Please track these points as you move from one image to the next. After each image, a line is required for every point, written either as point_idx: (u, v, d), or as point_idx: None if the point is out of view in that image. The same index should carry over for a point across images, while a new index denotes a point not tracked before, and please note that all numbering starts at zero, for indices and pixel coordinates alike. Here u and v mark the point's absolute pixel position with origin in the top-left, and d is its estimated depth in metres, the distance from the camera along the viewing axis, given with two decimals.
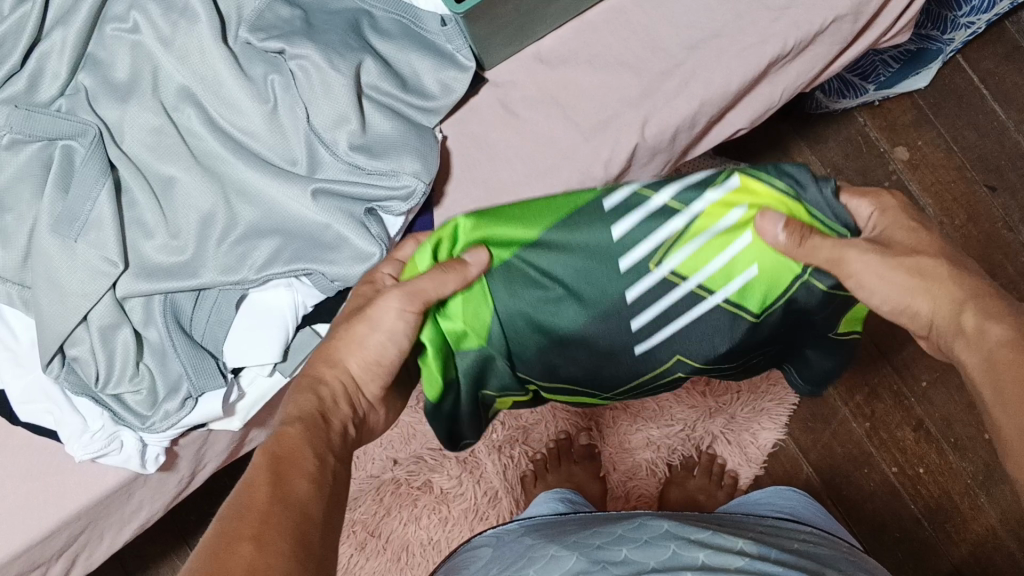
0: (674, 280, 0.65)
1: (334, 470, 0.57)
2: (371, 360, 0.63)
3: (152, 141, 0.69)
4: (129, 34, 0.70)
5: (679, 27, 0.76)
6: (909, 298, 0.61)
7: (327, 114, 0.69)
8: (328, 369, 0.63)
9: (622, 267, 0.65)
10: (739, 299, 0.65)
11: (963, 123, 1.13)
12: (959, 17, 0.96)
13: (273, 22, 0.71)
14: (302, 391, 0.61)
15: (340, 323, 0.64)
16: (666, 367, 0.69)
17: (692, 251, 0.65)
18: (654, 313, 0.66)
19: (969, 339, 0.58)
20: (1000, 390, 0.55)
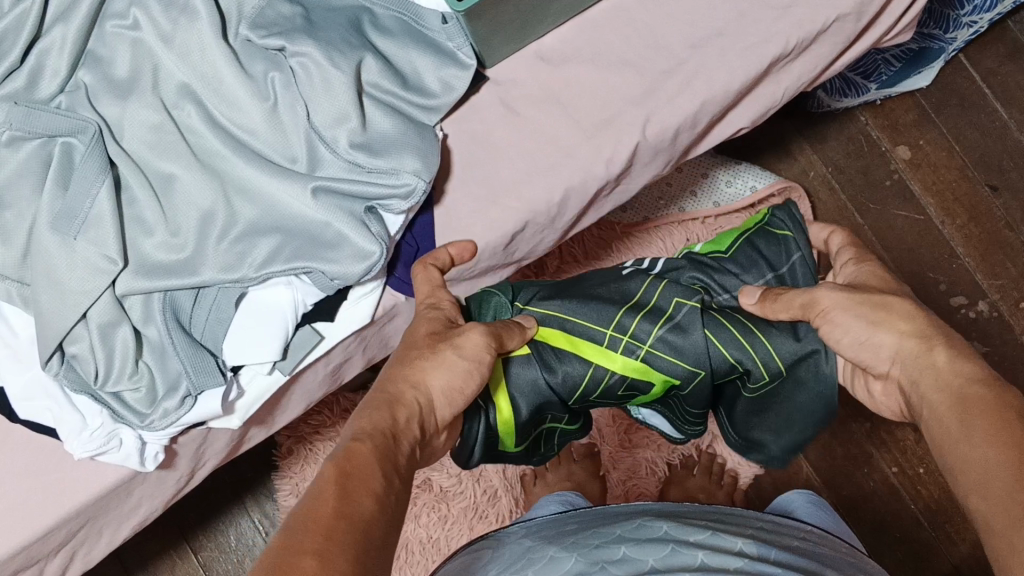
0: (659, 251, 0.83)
1: (399, 495, 0.53)
2: (455, 387, 0.60)
3: (152, 139, 0.69)
4: (129, 31, 0.70)
5: (681, 25, 0.76)
6: (877, 338, 0.61)
7: (328, 111, 0.69)
8: (409, 388, 0.58)
9: None
10: None
11: (965, 122, 1.13)
12: (962, 16, 0.96)
13: (273, 19, 0.70)
14: (376, 405, 0.56)
15: (416, 347, 0.61)
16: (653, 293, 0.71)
17: None
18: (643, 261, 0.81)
19: (933, 378, 0.57)
20: (957, 421, 0.54)
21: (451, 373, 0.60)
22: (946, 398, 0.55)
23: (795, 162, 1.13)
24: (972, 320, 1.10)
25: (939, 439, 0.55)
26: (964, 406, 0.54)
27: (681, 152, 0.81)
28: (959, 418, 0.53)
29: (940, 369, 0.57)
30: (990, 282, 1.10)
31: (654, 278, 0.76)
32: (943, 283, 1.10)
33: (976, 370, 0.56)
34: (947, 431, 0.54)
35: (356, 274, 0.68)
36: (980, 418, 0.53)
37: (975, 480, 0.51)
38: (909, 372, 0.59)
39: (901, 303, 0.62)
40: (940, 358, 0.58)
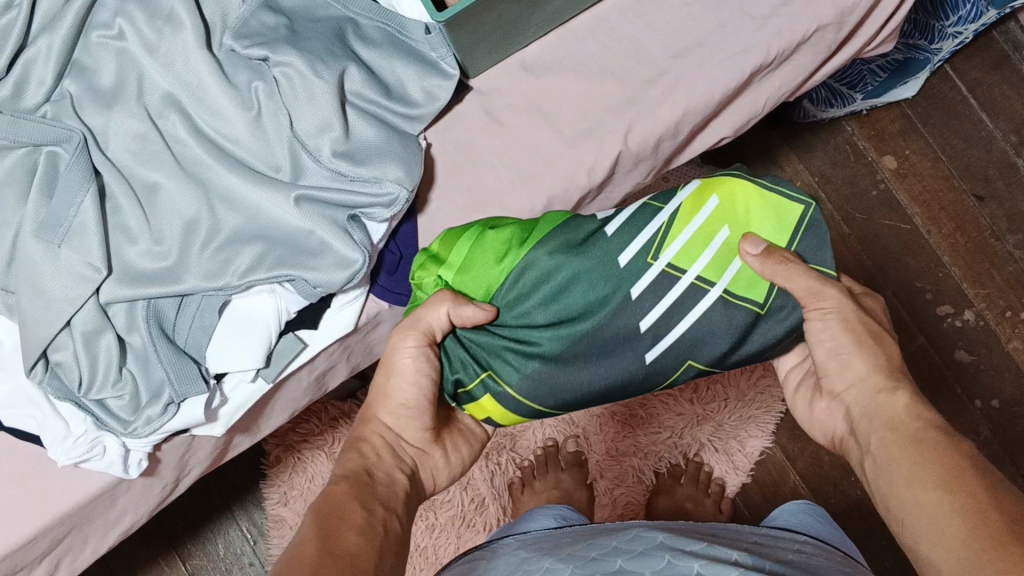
0: (687, 286, 0.63)
1: (388, 518, 0.55)
2: (400, 405, 0.63)
3: (137, 148, 0.70)
4: (115, 41, 0.70)
5: (663, 36, 0.76)
6: (850, 359, 0.60)
7: (311, 120, 0.70)
8: (367, 428, 0.63)
9: (621, 260, 0.63)
10: (738, 291, 0.63)
11: (951, 132, 1.13)
12: (947, 27, 0.97)
13: (257, 30, 0.71)
14: (345, 455, 0.61)
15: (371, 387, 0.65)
16: (676, 376, 0.65)
17: (682, 244, 0.63)
18: (668, 316, 0.63)
19: (890, 419, 0.56)
20: (908, 463, 0.53)
21: (392, 395, 0.64)
22: (899, 438, 0.55)
23: (782, 172, 1.14)
24: (958, 328, 1.10)
25: (887, 479, 0.54)
26: (919, 450, 0.53)
27: (662, 161, 0.81)
28: (912, 460, 0.53)
29: (901, 413, 0.56)
30: (977, 291, 1.11)
31: (686, 364, 0.64)
32: (930, 292, 1.11)
33: (932, 416, 0.55)
34: (898, 472, 0.53)
35: (339, 282, 0.69)
36: (933, 461, 0.52)
37: (929, 521, 0.50)
38: (871, 404, 0.58)
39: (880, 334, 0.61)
40: (901, 400, 0.56)
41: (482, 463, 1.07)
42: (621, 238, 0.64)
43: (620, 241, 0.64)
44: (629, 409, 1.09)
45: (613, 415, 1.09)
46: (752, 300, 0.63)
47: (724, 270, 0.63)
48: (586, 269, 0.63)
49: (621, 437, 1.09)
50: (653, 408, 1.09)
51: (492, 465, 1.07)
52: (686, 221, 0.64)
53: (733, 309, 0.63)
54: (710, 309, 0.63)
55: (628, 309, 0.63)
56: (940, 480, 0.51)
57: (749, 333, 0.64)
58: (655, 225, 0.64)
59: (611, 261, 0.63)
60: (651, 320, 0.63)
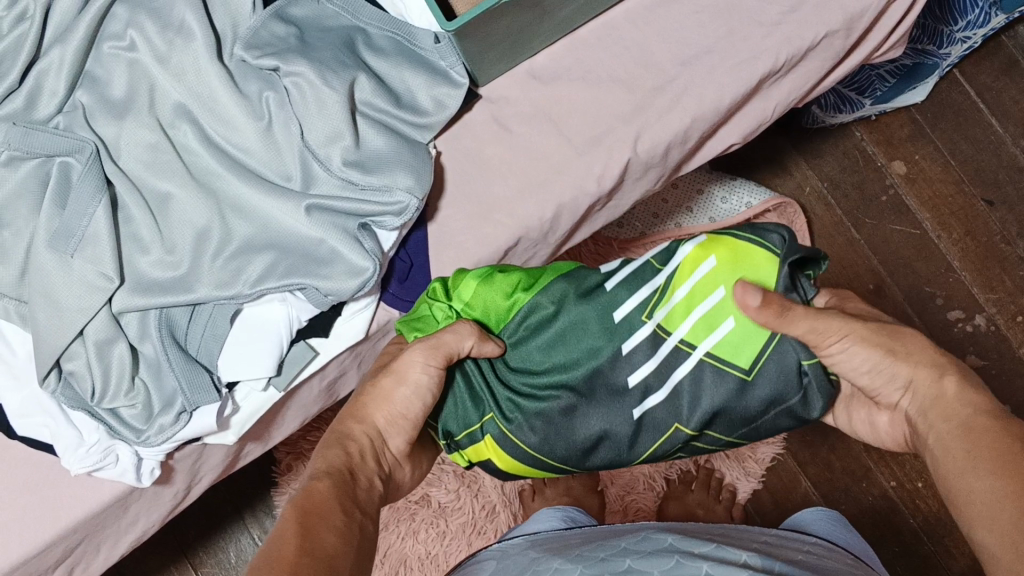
0: (672, 347, 0.64)
1: (362, 525, 0.56)
2: (396, 414, 0.63)
3: (149, 158, 0.70)
4: (127, 52, 0.70)
5: (672, 43, 0.77)
6: (891, 367, 0.58)
7: (321, 130, 0.70)
8: (355, 424, 0.62)
9: (615, 318, 0.66)
10: (725, 356, 0.63)
11: (960, 137, 1.13)
12: (955, 32, 0.97)
13: (268, 40, 0.71)
14: (327, 448, 0.61)
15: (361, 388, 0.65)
16: (661, 441, 0.65)
17: (677, 302, 0.65)
18: (659, 373, 0.64)
19: (937, 406, 0.56)
20: (965, 451, 0.52)
21: (393, 402, 0.63)
22: (953, 429, 0.54)
23: (790, 177, 1.14)
24: (969, 333, 1.10)
25: (940, 464, 0.54)
26: (968, 437, 0.53)
27: (671, 169, 0.82)
28: (967, 448, 0.52)
29: (952, 401, 0.55)
30: (988, 296, 1.10)
31: (672, 428, 0.65)
32: (940, 297, 1.10)
33: (986, 402, 0.54)
34: (954, 464, 0.53)
35: (349, 290, 0.69)
36: (988, 447, 0.51)
37: (983, 511, 0.50)
38: (918, 409, 0.57)
39: (908, 338, 0.59)
40: (948, 386, 0.56)
41: (492, 470, 1.07)
42: (618, 295, 0.66)
43: (620, 295, 0.66)
44: None
45: None
46: (735, 365, 0.63)
47: (713, 332, 0.64)
48: (581, 321, 0.66)
49: None
50: None
51: None
52: (685, 278, 0.65)
53: (717, 374, 0.63)
54: (696, 370, 0.64)
55: (618, 362, 0.65)
56: (993, 467, 0.50)
57: (741, 399, 0.63)
58: (653, 284, 0.66)
59: (608, 313, 0.66)
60: (638, 377, 0.65)
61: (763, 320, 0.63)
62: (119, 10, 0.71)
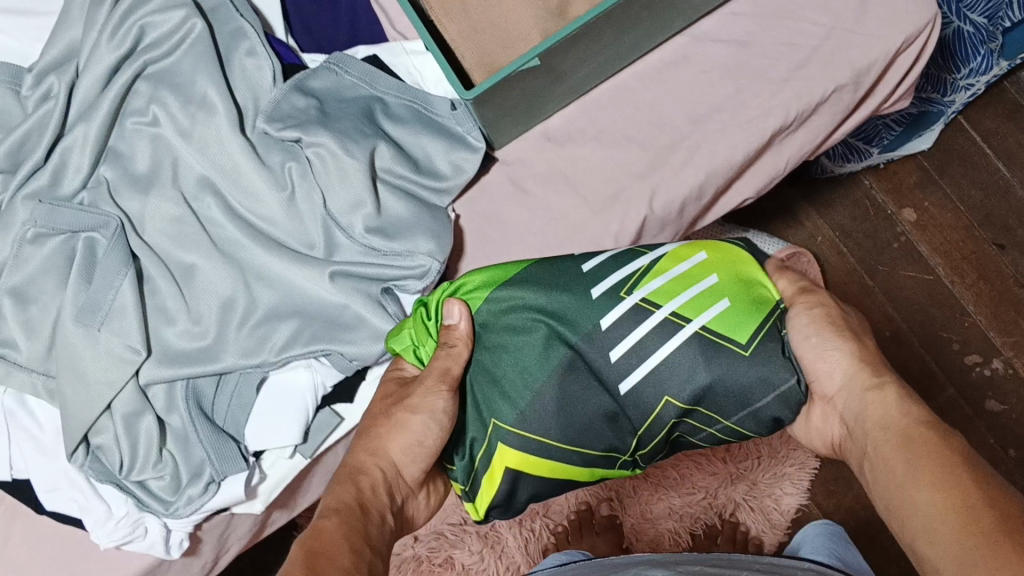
0: (659, 320, 0.64)
1: (371, 562, 0.56)
2: (412, 442, 0.64)
3: (174, 231, 0.71)
4: (149, 126, 0.73)
5: (683, 103, 0.78)
6: (836, 358, 0.64)
7: (343, 198, 0.71)
8: (369, 457, 0.63)
9: (594, 293, 0.66)
10: (716, 330, 0.64)
11: (968, 182, 1.12)
12: (958, 79, 1.02)
13: (289, 112, 0.73)
14: (341, 484, 0.61)
15: (371, 423, 0.66)
16: (655, 413, 0.64)
17: (659, 284, 0.66)
18: (640, 346, 0.64)
19: (880, 416, 0.59)
20: (903, 460, 0.55)
21: (408, 432, 0.64)
22: (891, 437, 0.57)
23: (802, 228, 1.14)
24: (987, 377, 1.09)
25: (881, 473, 0.57)
26: (908, 446, 0.56)
27: (686, 225, 0.82)
28: (905, 457, 0.55)
29: (892, 411, 0.58)
30: (1004, 339, 1.10)
31: (666, 400, 0.64)
32: (956, 341, 1.10)
33: (924, 413, 0.57)
34: (892, 472, 0.56)
35: (374, 354, 0.70)
36: (926, 457, 0.54)
37: (920, 519, 0.53)
38: (855, 406, 0.62)
39: (858, 332, 0.66)
40: (890, 396, 0.60)
41: (515, 530, 1.06)
42: (596, 275, 0.67)
43: (596, 276, 0.67)
44: (661, 470, 1.07)
45: (646, 478, 1.08)
46: (732, 340, 0.64)
47: (704, 309, 0.65)
48: (559, 297, 0.66)
49: (655, 499, 1.07)
50: (685, 469, 1.08)
51: (525, 531, 1.06)
52: (671, 266, 0.67)
53: (711, 349, 0.64)
54: (686, 345, 0.64)
55: (599, 339, 0.64)
56: (931, 477, 0.53)
57: (728, 377, 0.63)
58: (632, 268, 0.67)
59: (585, 294, 0.66)
60: (624, 347, 0.64)
61: (751, 304, 0.66)
62: (142, 87, 0.73)
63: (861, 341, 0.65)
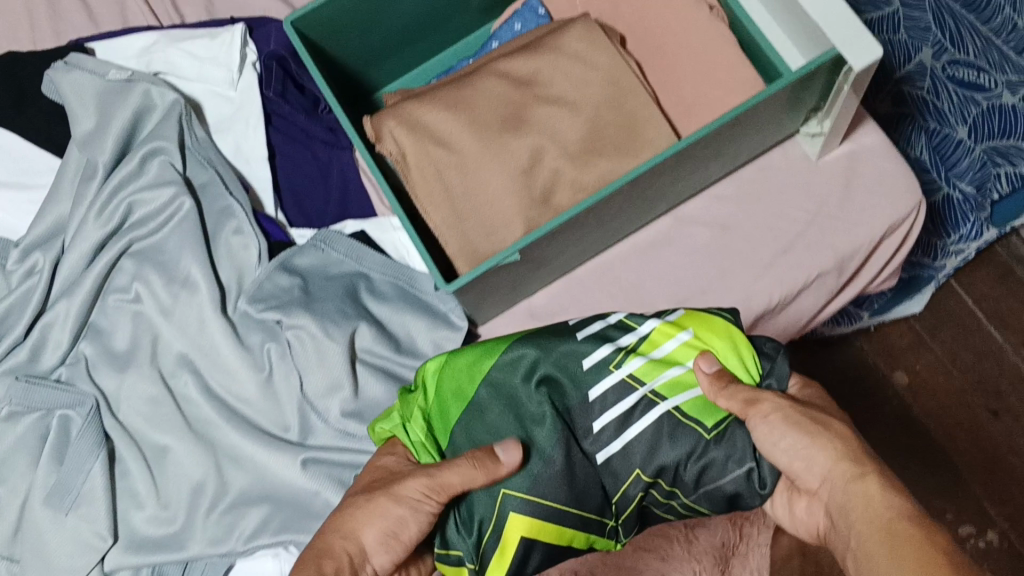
0: (641, 397, 0.59)
1: None
2: (387, 532, 0.59)
3: (149, 411, 0.71)
4: (131, 303, 0.73)
5: (666, 284, 0.78)
6: (810, 453, 0.55)
7: (321, 382, 0.70)
8: (339, 539, 0.59)
9: (585, 364, 0.60)
10: (693, 412, 0.58)
11: (960, 346, 1.10)
12: (950, 243, 0.99)
13: (272, 291, 0.72)
14: (304, 566, 0.58)
15: (355, 494, 0.61)
16: (624, 489, 0.58)
17: (650, 360, 0.60)
18: (620, 422, 0.58)
19: (863, 507, 0.52)
20: (886, 560, 0.49)
21: (384, 519, 0.59)
22: (873, 533, 0.50)
23: None
24: (982, 550, 1.05)
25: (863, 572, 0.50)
26: (893, 543, 0.49)
27: None
28: (889, 556, 0.48)
29: (874, 502, 0.51)
30: (999, 510, 1.06)
31: (641, 475, 0.58)
32: (951, 512, 1.07)
33: (909, 506, 0.50)
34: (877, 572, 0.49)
35: None
36: (912, 558, 0.48)
37: None
38: (838, 501, 0.54)
39: (834, 422, 0.56)
40: (873, 487, 0.52)
41: None
42: (590, 343, 0.61)
43: (588, 344, 0.61)
44: None
45: None
46: (699, 424, 0.58)
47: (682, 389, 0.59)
48: (546, 357, 0.60)
49: None
50: None
51: None
52: (661, 342, 0.61)
53: (681, 430, 0.58)
54: (656, 424, 0.58)
55: (586, 407, 0.59)
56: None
57: (688, 460, 0.57)
58: (621, 342, 0.61)
59: (574, 361, 0.60)
60: (609, 418, 0.58)
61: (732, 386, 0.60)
62: (127, 263, 0.74)
63: (839, 423, 0.57)
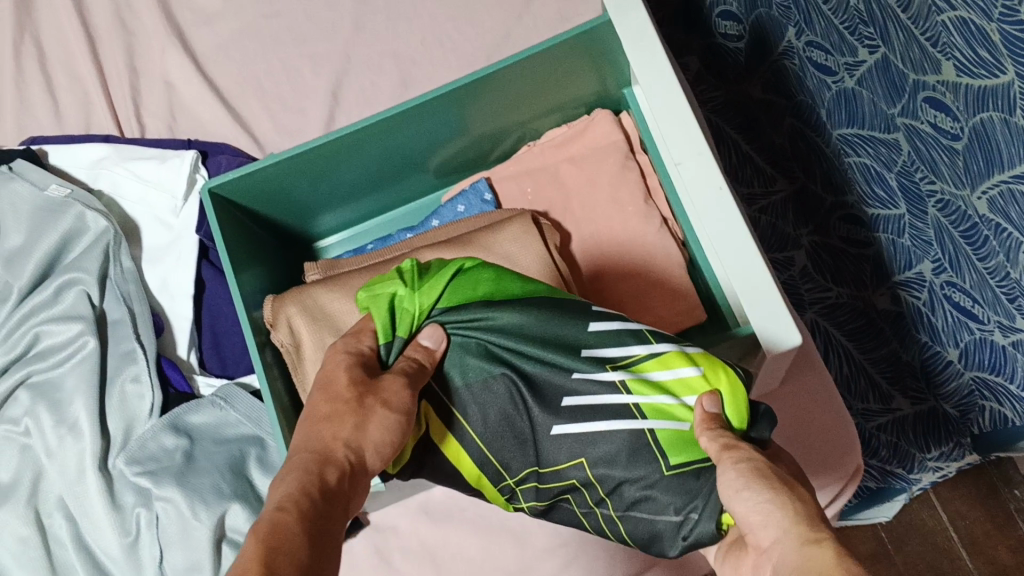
0: (623, 404, 0.51)
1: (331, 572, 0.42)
2: (384, 430, 0.48)
3: (17, 550, 0.69)
4: (20, 436, 0.72)
5: None
6: (767, 508, 0.44)
7: (180, 562, 0.68)
8: (335, 437, 0.47)
9: (583, 352, 0.52)
10: (666, 442, 0.50)
11: (925, 565, 1.04)
12: (926, 458, 0.99)
13: (153, 453, 0.71)
14: (297, 466, 0.46)
15: (337, 382, 0.50)
16: (563, 468, 0.52)
17: (651, 378, 0.51)
18: (589, 410, 0.51)
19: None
20: None
21: (381, 412, 0.49)
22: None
23: None
24: None
25: None
26: None
27: None
28: None
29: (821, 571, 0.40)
30: None
31: (583, 463, 0.51)
32: None
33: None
34: None
35: None
36: None
37: None
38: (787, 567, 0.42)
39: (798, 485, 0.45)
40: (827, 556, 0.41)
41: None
42: (603, 334, 0.53)
43: (597, 338, 0.53)
44: None
45: None
46: (662, 457, 0.50)
47: (668, 416, 0.50)
48: (548, 324, 0.54)
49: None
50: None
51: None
52: (675, 365, 0.51)
53: (642, 454, 0.50)
54: (625, 437, 0.50)
55: (562, 389, 0.52)
56: None
57: (637, 480, 0.50)
58: (629, 350, 0.52)
59: (574, 336, 0.53)
60: (580, 403, 0.51)
61: None
62: (22, 395, 0.73)
63: (803, 486, 0.46)
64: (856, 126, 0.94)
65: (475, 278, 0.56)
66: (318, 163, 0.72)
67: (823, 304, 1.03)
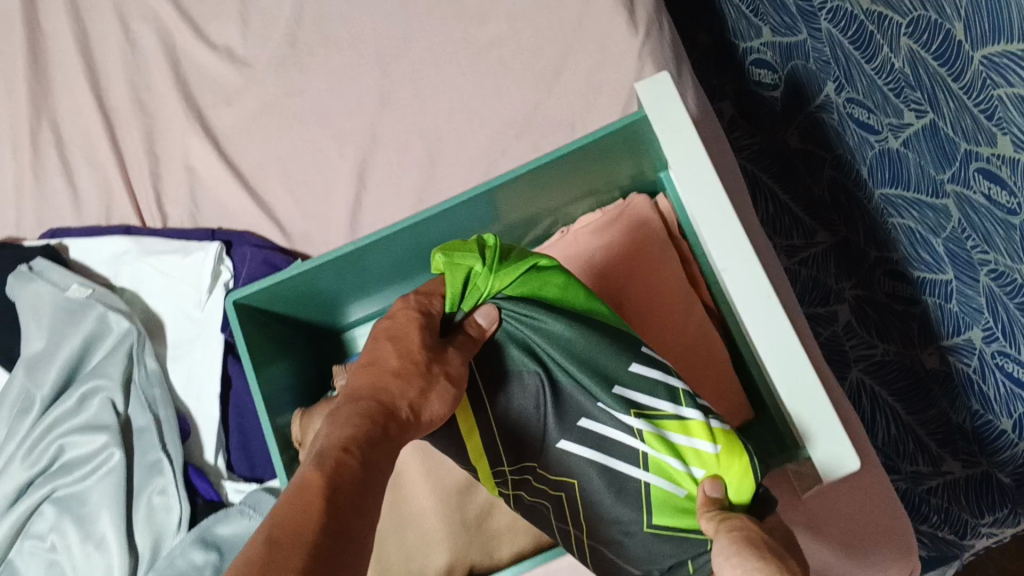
0: (634, 448, 0.50)
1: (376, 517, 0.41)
2: (443, 397, 0.48)
3: None
4: (46, 551, 0.69)
5: None
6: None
7: None
8: (397, 382, 0.46)
9: (615, 388, 0.51)
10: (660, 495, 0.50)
11: None
12: (981, 524, 0.91)
13: (182, 569, 0.68)
14: (358, 406, 0.45)
15: (402, 332, 0.49)
16: (563, 482, 0.52)
17: (670, 439, 0.50)
18: (602, 442, 0.51)
19: None
20: None
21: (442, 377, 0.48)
22: None
23: None
24: None
25: None
26: None
27: None
28: None
29: None
30: None
31: (571, 484, 0.52)
32: None
33: None
34: None
35: None
36: None
37: None
38: None
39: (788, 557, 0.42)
40: None
41: None
42: (639, 378, 0.51)
43: (637, 381, 0.51)
44: None
45: None
46: (647, 514, 0.50)
47: (674, 480, 0.50)
48: (597, 345, 0.52)
49: None
50: None
51: None
52: (697, 437, 0.49)
53: (628, 500, 0.51)
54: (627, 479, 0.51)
55: (581, 414, 0.51)
56: None
57: (622, 519, 0.51)
58: (659, 404, 0.51)
59: (617, 367, 0.51)
60: (594, 430, 0.51)
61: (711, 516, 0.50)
62: (47, 510, 0.70)
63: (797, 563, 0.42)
64: (900, 186, 0.89)
65: (548, 282, 0.55)
66: (339, 268, 0.69)
67: (869, 361, 1.00)
